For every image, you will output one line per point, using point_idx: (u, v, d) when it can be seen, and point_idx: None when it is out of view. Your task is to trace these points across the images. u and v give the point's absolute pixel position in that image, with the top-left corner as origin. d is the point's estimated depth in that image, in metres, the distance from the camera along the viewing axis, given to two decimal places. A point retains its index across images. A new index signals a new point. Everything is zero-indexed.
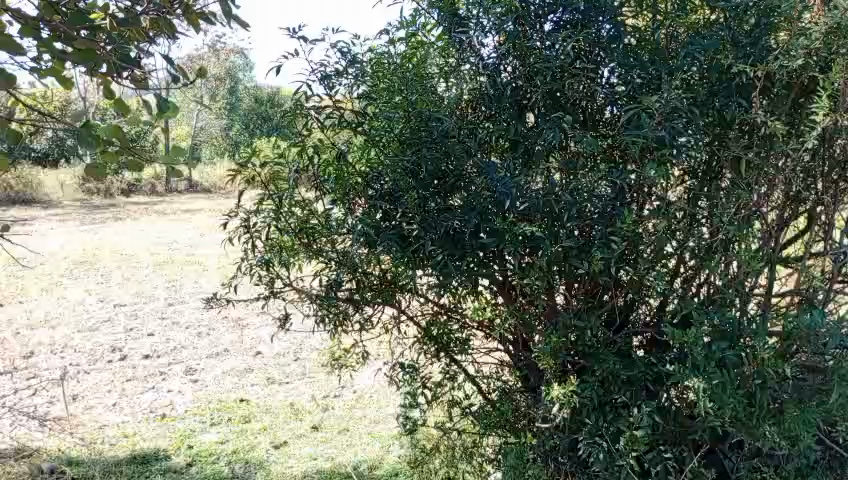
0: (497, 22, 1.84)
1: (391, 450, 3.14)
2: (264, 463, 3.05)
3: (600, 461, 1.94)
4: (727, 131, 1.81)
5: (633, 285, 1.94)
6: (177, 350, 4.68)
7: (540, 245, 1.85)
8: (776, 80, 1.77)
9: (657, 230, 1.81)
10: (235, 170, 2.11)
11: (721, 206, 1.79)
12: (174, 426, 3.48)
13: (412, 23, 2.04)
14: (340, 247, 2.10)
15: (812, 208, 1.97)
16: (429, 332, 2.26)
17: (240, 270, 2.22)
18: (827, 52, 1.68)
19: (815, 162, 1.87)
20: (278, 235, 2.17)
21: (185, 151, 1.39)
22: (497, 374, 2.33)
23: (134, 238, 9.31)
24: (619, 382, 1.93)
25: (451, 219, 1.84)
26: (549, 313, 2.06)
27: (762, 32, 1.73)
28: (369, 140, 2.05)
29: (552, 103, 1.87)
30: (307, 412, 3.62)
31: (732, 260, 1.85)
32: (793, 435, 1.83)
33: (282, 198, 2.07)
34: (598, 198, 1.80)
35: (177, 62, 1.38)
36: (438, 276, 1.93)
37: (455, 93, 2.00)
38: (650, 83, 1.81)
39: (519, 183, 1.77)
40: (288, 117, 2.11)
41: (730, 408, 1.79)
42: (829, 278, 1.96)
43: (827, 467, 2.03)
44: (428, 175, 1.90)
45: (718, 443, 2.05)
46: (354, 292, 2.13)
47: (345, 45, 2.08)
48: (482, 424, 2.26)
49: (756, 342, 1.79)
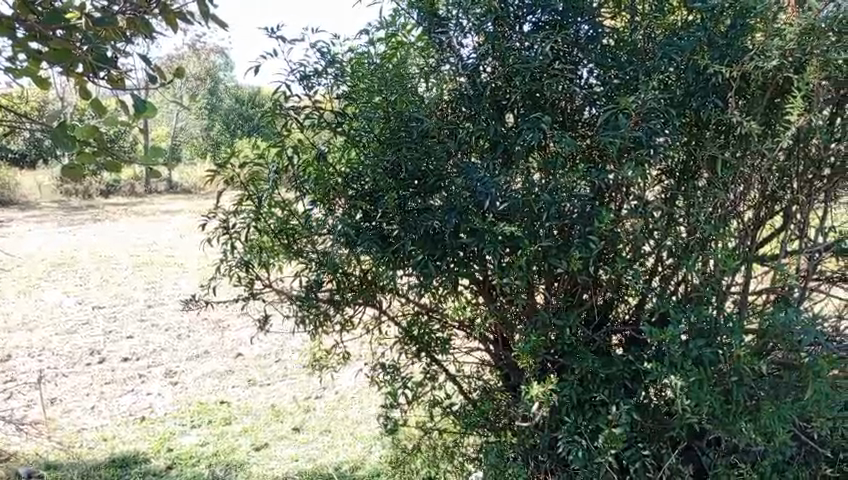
0: (478, 23, 1.88)
1: (373, 450, 3.14)
2: (245, 465, 3.03)
3: (579, 459, 1.94)
4: (704, 132, 1.84)
5: (612, 284, 1.98)
6: (157, 352, 4.64)
7: (519, 244, 1.85)
8: (752, 81, 1.77)
9: (634, 230, 1.84)
10: (215, 171, 2.10)
11: (698, 205, 1.83)
12: (154, 429, 3.45)
13: (392, 24, 2.03)
14: (320, 247, 2.06)
15: (787, 207, 1.98)
16: (410, 332, 2.27)
17: (219, 271, 2.18)
18: (802, 53, 1.69)
19: (791, 162, 1.87)
20: (257, 235, 2.13)
21: (164, 151, 1.38)
22: (477, 374, 2.37)
23: (114, 239, 9.21)
24: (597, 380, 1.97)
25: (431, 219, 1.86)
26: (528, 312, 2.06)
27: (738, 33, 1.73)
28: (350, 140, 2.02)
29: (531, 104, 1.88)
30: (288, 413, 3.60)
31: (709, 258, 1.86)
32: (769, 432, 1.85)
33: (260, 197, 2.06)
34: (578, 198, 1.80)
35: (155, 64, 1.38)
36: (419, 277, 1.94)
37: (434, 93, 1.97)
38: (627, 84, 1.83)
39: (499, 182, 1.79)
40: (266, 116, 2.11)
41: (707, 405, 1.81)
42: (804, 277, 2.05)
43: (802, 462, 2.06)
44: (408, 175, 1.92)
45: (696, 440, 2.06)
46: (335, 293, 2.12)
47: (324, 45, 2.09)
48: (464, 424, 2.24)
49: (733, 339, 1.82)
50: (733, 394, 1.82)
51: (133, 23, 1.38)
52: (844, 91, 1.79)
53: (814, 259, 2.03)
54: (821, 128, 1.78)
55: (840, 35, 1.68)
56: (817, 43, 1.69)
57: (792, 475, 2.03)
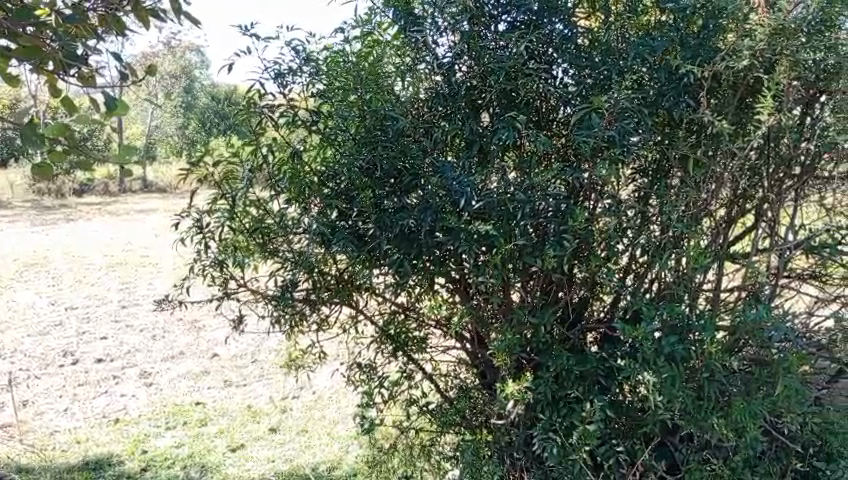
0: (452, 22, 1.89)
1: (350, 450, 3.13)
2: (220, 466, 3.01)
3: (554, 456, 1.95)
4: (676, 131, 1.85)
5: (586, 283, 2.01)
6: (131, 353, 4.58)
7: (494, 242, 1.84)
8: (722, 80, 1.79)
9: (608, 228, 1.85)
10: (186, 170, 2.06)
11: (671, 204, 1.84)
12: (128, 431, 3.41)
13: (368, 22, 2.03)
14: (296, 246, 2.05)
15: (758, 205, 2.02)
16: (386, 331, 2.26)
17: (193, 271, 2.16)
18: (771, 53, 1.72)
19: (761, 162, 1.92)
20: (232, 235, 2.11)
21: (137, 150, 1.36)
22: (454, 372, 2.36)
23: (88, 239, 9.08)
24: (572, 376, 1.98)
25: (406, 219, 1.86)
26: (504, 310, 2.07)
27: (710, 34, 1.77)
28: (325, 139, 2.02)
29: (506, 103, 1.89)
30: (265, 414, 3.58)
31: (681, 256, 1.89)
32: (739, 427, 1.87)
33: (234, 197, 2.03)
34: (552, 197, 1.81)
35: (127, 61, 1.35)
36: (394, 275, 1.96)
37: (410, 92, 1.97)
38: (601, 84, 1.83)
39: (475, 182, 1.80)
40: (239, 115, 2.05)
41: (679, 401, 1.84)
42: (774, 274, 2.03)
43: (773, 457, 2.08)
44: (384, 174, 1.92)
45: (669, 436, 2.08)
46: (311, 292, 2.10)
47: (299, 43, 2.05)
48: (441, 422, 2.28)
49: (704, 336, 1.84)
50: (705, 390, 1.86)
51: (104, 19, 1.36)
52: (814, 91, 1.81)
53: (784, 257, 2.01)
54: (791, 127, 1.82)
55: (808, 36, 1.71)
56: (786, 44, 1.70)
57: (763, 471, 2.05)
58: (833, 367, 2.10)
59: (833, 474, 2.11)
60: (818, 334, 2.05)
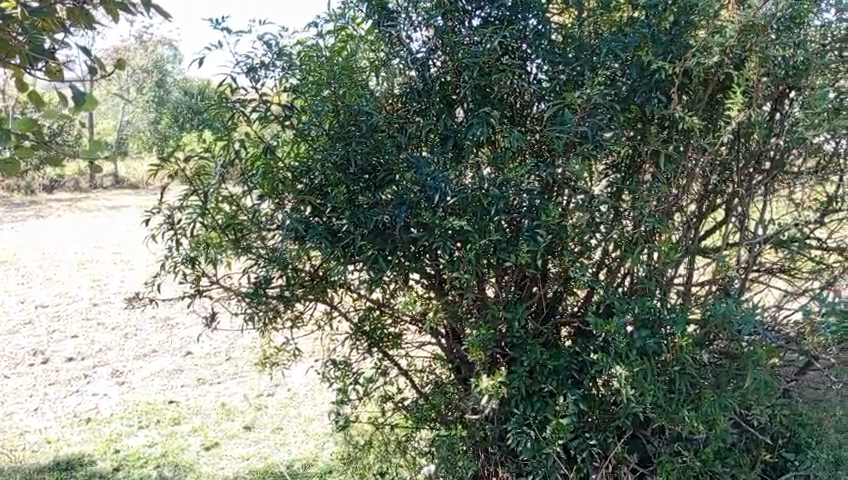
0: (426, 17, 1.90)
1: (326, 447, 3.13)
2: (194, 464, 2.98)
3: (528, 450, 1.98)
4: (648, 127, 1.87)
5: (560, 277, 2.01)
6: (103, 351, 4.52)
7: (468, 237, 1.85)
8: (692, 76, 1.80)
9: (580, 223, 1.87)
10: (158, 165, 2.01)
11: (644, 199, 1.88)
12: (99, 430, 3.36)
13: (341, 16, 2.02)
14: (270, 243, 2.03)
15: (728, 201, 2.05)
16: (361, 328, 2.25)
17: (164, 268, 2.10)
18: (742, 49, 1.76)
19: (731, 157, 1.95)
20: (203, 231, 2.06)
21: (107, 144, 1.33)
22: (429, 368, 2.36)
23: (58, 236, 8.93)
24: (545, 371, 2.00)
25: (381, 214, 1.86)
26: (480, 305, 2.09)
27: (681, 30, 1.77)
28: (299, 135, 1.98)
29: (481, 99, 1.89)
30: (239, 412, 3.55)
31: (653, 251, 1.92)
32: (710, 419, 1.90)
33: (206, 193, 2.01)
34: (525, 192, 1.84)
35: (96, 55, 1.32)
36: (369, 272, 1.95)
37: (385, 87, 1.98)
38: (573, 81, 1.85)
39: (449, 177, 1.81)
40: (211, 110, 2.01)
41: (651, 395, 1.87)
42: (745, 268, 2.08)
43: (744, 448, 2.13)
44: (357, 169, 1.90)
45: (641, 429, 2.10)
46: (285, 289, 2.07)
47: (271, 38, 2.01)
48: (415, 418, 2.27)
49: (675, 329, 1.88)
50: (675, 384, 1.90)
51: (71, 12, 1.34)
52: (783, 87, 1.83)
53: (754, 251, 2.06)
54: (761, 124, 1.84)
55: (777, 33, 1.75)
56: (756, 40, 1.74)
57: (733, 462, 2.09)
58: (801, 360, 2.09)
59: (801, 466, 2.14)
60: (786, 326, 2.04)
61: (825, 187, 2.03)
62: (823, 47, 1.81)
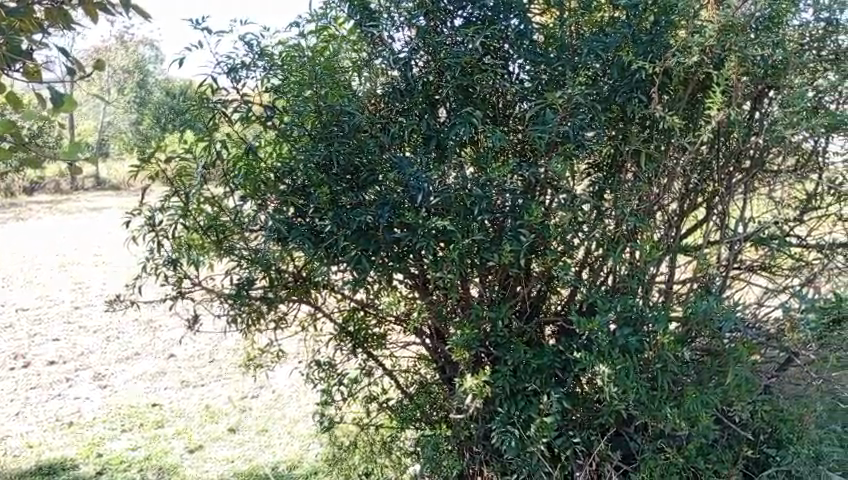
0: (408, 17, 1.90)
1: (311, 448, 3.12)
2: (178, 468, 2.96)
3: (512, 449, 2.00)
4: (629, 126, 1.87)
5: (543, 276, 2.03)
6: (85, 355, 4.48)
7: (451, 237, 1.85)
8: (672, 76, 1.81)
9: (563, 222, 1.88)
10: (138, 166, 2.00)
11: (626, 198, 1.91)
12: (82, 434, 3.33)
13: (323, 16, 2.01)
14: (252, 244, 2.01)
15: (709, 198, 2.08)
16: (346, 329, 2.25)
17: (145, 270, 2.07)
18: (721, 48, 1.77)
19: (711, 155, 1.98)
20: (185, 232, 2.05)
21: (86, 146, 1.31)
22: (414, 368, 2.36)
23: (38, 238, 8.82)
24: (529, 370, 2.00)
25: (364, 215, 1.85)
26: (464, 304, 2.09)
27: (662, 30, 1.79)
28: (281, 135, 1.97)
29: (463, 98, 1.89)
30: (224, 414, 3.53)
31: (636, 249, 1.94)
32: (693, 416, 1.93)
33: (187, 194, 1.99)
34: (508, 192, 1.85)
35: (74, 56, 1.30)
36: (352, 272, 1.93)
37: (367, 87, 1.95)
38: (553, 80, 1.87)
39: (432, 177, 1.81)
40: (192, 110, 2.00)
41: (633, 392, 1.89)
42: (725, 266, 2.10)
43: (726, 445, 2.18)
44: (340, 169, 1.90)
45: (625, 426, 2.12)
46: (268, 290, 2.06)
47: (253, 38, 2.01)
48: (400, 418, 2.28)
49: (657, 327, 1.90)
50: (658, 381, 1.92)
51: (49, 13, 1.32)
52: (762, 87, 1.85)
53: (734, 249, 2.08)
54: (740, 123, 1.87)
55: (756, 33, 1.78)
56: (735, 40, 1.76)
57: (716, 459, 2.14)
58: (782, 355, 2.09)
59: (783, 461, 2.13)
60: (766, 322, 2.04)
61: (804, 186, 2.04)
62: (801, 47, 1.83)
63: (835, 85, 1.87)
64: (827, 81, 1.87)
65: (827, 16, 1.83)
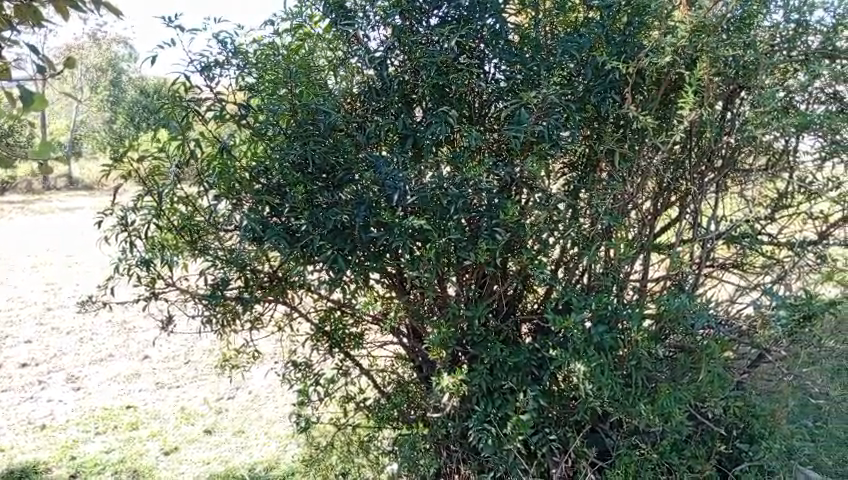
0: (383, 16, 1.88)
1: (288, 449, 3.11)
2: (153, 470, 2.93)
3: (489, 447, 2.01)
4: (603, 126, 1.90)
5: (520, 275, 2.03)
6: (58, 357, 4.41)
7: (428, 237, 1.86)
8: (645, 76, 1.84)
9: (539, 221, 1.89)
10: (110, 165, 1.96)
11: (601, 197, 1.93)
12: (56, 437, 3.28)
13: (298, 15, 2.00)
14: (227, 244, 2.01)
15: (682, 197, 2.11)
16: (322, 328, 2.23)
17: (117, 271, 2.02)
18: (693, 49, 1.80)
19: (684, 154, 2.00)
20: (158, 232, 2.02)
21: (57, 146, 1.28)
22: (391, 367, 2.38)
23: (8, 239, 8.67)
24: (506, 368, 2.01)
25: (339, 214, 1.84)
26: (441, 303, 2.08)
27: (634, 30, 1.82)
28: (255, 134, 1.96)
29: (439, 98, 1.90)
30: (199, 415, 3.50)
31: (610, 247, 1.95)
32: (666, 413, 1.96)
33: (161, 193, 1.95)
34: (484, 191, 1.84)
35: (45, 54, 1.27)
36: (329, 272, 1.93)
37: (343, 86, 1.95)
38: (529, 80, 1.87)
39: (409, 176, 1.81)
40: (165, 109, 1.96)
41: (608, 389, 1.92)
42: (698, 263, 2.14)
43: (700, 440, 2.20)
44: (316, 168, 1.89)
45: (600, 423, 2.16)
46: (244, 291, 2.03)
47: (227, 36, 1.99)
48: (377, 418, 2.28)
49: (631, 324, 1.92)
50: (632, 377, 1.96)
51: (18, 10, 1.28)
52: (734, 87, 1.87)
53: (707, 247, 2.10)
54: (713, 122, 1.89)
55: (728, 34, 1.80)
56: (706, 40, 1.79)
57: (690, 454, 2.16)
58: (754, 352, 2.12)
59: (754, 456, 2.23)
60: (738, 319, 2.07)
61: (775, 184, 2.07)
62: (772, 48, 1.84)
63: (805, 86, 1.89)
64: (797, 82, 1.89)
65: (797, 17, 1.85)
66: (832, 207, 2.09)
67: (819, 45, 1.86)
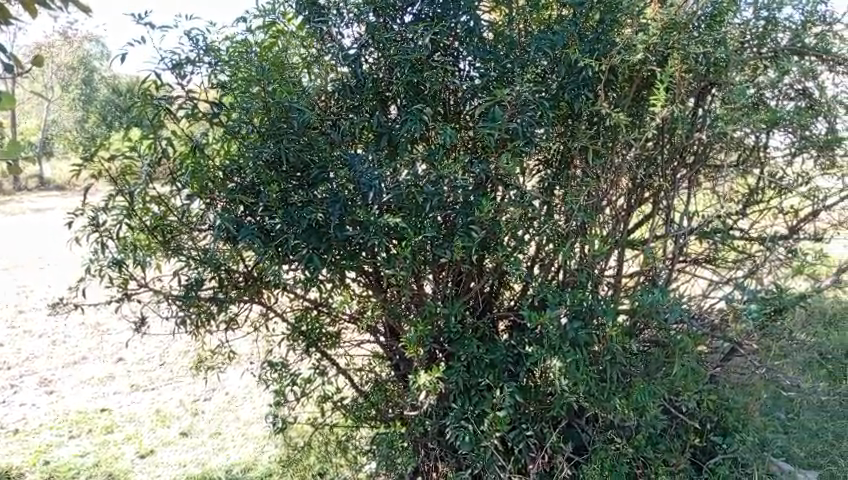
0: (357, 13, 1.89)
1: (266, 450, 3.09)
2: (128, 474, 2.90)
3: (467, 444, 2.02)
4: (577, 123, 1.90)
5: (496, 271, 2.04)
6: (30, 360, 4.34)
7: (403, 234, 1.86)
8: (618, 73, 1.85)
9: (513, 218, 1.89)
10: (80, 165, 1.93)
11: (574, 193, 1.93)
12: (29, 441, 3.22)
13: (271, 11, 1.98)
14: (201, 244, 1.99)
15: (655, 194, 2.11)
16: (298, 328, 2.21)
17: (89, 272, 1.99)
18: (664, 46, 1.81)
19: (655, 150, 2.00)
20: (130, 232, 2.00)
21: (25, 145, 1.25)
22: (369, 366, 2.36)
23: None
24: (482, 365, 2.01)
25: (314, 213, 1.82)
26: (418, 301, 2.08)
27: (607, 28, 1.83)
28: (228, 133, 1.93)
29: (413, 95, 1.88)
30: (176, 417, 3.47)
31: (586, 244, 1.98)
32: (640, 406, 2.02)
33: (133, 192, 1.94)
34: (460, 189, 1.84)
35: (10, 52, 1.24)
36: (305, 271, 1.92)
37: (317, 83, 1.91)
38: (504, 77, 1.86)
39: (384, 175, 1.80)
40: (136, 107, 1.91)
41: (583, 384, 1.95)
42: (671, 259, 2.13)
43: (674, 434, 2.24)
44: (290, 166, 1.87)
45: (576, 418, 2.16)
46: (218, 291, 2.02)
47: (199, 33, 1.96)
48: (355, 417, 2.29)
49: (605, 320, 1.95)
50: (608, 372, 2.00)
51: None
52: (706, 84, 1.88)
53: (680, 243, 2.11)
54: (684, 119, 1.90)
55: (698, 32, 1.84)
56: (677, 38, 1.81)
57: (664, 448, 2.20)
58: (726, 346, 2.14)
59: (729, 448, 2.27)
60: (710, 313, 2.10)
61: (746, 179, 2.12)
62: (742, 45, 1.88)
63: (774, 82, 1.92)
64: (767, 79, 1.92)
65: (766, 14, 1.89)
66: (801, 202, 2.18)
67: (788, 42, 1.91)
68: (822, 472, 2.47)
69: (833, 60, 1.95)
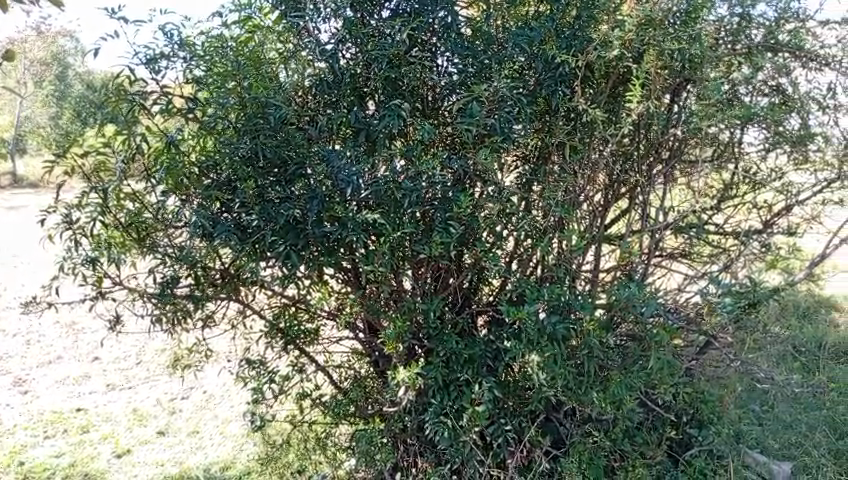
0: (335, 8, 1.87)
1: (244, 448, 3.08)
2: (105, 474, 2.87)
3: (446, 439, 2.03)
4: (555, 119, 1.91)
5: (475, 267, 2.04)
6: (3, 361, 4.26)
7: (381, 230, 1.86)
8: (596, 69, 1.87)
9: (491, 214, 1.90)
10: (52, 162, 1.90)
11: (552, 188, 1.95)
12: (3, 442, 3.17)
13: (247, 6, 1.96)
14: (177, 241, 1.97)
15: (632, 189, 2.13)
16: (276, 324, 2.19)
17: (62, 270, 1.96)
18: (640, 43, 1.82)
19: (632, 145, 2.03)
20: (105, 231, 1.96)
21: None
22: (347, 363, 2.35)
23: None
24: (461, 360, 2.02)
25: (292, 208, 1.81)
26: (397, 298, 2.08)
27: (584, 24, 1.85)
28: (203, 128, 1.90)
29: (391, 90, 1.88)
30: (153, 416, 3.43)
31: (564, 239, 1.97)
32: (617, 400, 2.04)
33: (106, 189, 1.91)
34: (438, 184, 1.85)
35: None
36: (282, 268, 1.90)
37: (294, 79, 1.91)
38: (481, 72, 1.87)
39: (362, 170, 1.80)
40: (109, 102, 1.89)
41: (561, 378, 1.97)
42: (647, 254, 2.18)
43: (651, 427, 2.28)
44: (267, 162, 1.85)
45: (554, 412, 2.18)
46: (195, 288, 2.01)
47: (173, 28, 1.93)
48: (334, 414, 2.28)
49: (583, 314, 1.95)
50: (585, 367, 2.01)
51: None
52: (681, 79, 1.91)
53: (656, 237, 2.15)
54: (659, 115, 1.93)
55: (674, 28, 1.83)
56: (653, 34, 1.82)
57: (641, 440, 2.24)
58: (701, 339, 2.14)
59: (705, 440, 2.34)
60: (685, 307, 2.11)
61: (720, 175, 2.16)
62: (717, 41, 1.90)
63: (748, 78, 1.95)
64: (742, 75, 1.94)
65: (740, 11, 1.91)
66: (775, 197, 2.19)
67: (761, 38, 1.93)
68: (796, 463, 2.52)
69: (806, 57, 1.96)
